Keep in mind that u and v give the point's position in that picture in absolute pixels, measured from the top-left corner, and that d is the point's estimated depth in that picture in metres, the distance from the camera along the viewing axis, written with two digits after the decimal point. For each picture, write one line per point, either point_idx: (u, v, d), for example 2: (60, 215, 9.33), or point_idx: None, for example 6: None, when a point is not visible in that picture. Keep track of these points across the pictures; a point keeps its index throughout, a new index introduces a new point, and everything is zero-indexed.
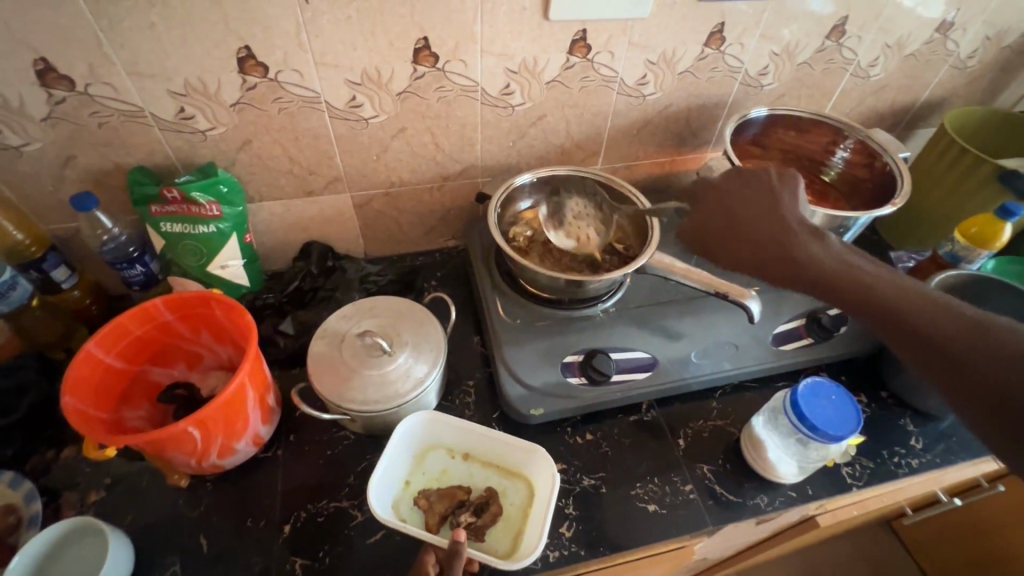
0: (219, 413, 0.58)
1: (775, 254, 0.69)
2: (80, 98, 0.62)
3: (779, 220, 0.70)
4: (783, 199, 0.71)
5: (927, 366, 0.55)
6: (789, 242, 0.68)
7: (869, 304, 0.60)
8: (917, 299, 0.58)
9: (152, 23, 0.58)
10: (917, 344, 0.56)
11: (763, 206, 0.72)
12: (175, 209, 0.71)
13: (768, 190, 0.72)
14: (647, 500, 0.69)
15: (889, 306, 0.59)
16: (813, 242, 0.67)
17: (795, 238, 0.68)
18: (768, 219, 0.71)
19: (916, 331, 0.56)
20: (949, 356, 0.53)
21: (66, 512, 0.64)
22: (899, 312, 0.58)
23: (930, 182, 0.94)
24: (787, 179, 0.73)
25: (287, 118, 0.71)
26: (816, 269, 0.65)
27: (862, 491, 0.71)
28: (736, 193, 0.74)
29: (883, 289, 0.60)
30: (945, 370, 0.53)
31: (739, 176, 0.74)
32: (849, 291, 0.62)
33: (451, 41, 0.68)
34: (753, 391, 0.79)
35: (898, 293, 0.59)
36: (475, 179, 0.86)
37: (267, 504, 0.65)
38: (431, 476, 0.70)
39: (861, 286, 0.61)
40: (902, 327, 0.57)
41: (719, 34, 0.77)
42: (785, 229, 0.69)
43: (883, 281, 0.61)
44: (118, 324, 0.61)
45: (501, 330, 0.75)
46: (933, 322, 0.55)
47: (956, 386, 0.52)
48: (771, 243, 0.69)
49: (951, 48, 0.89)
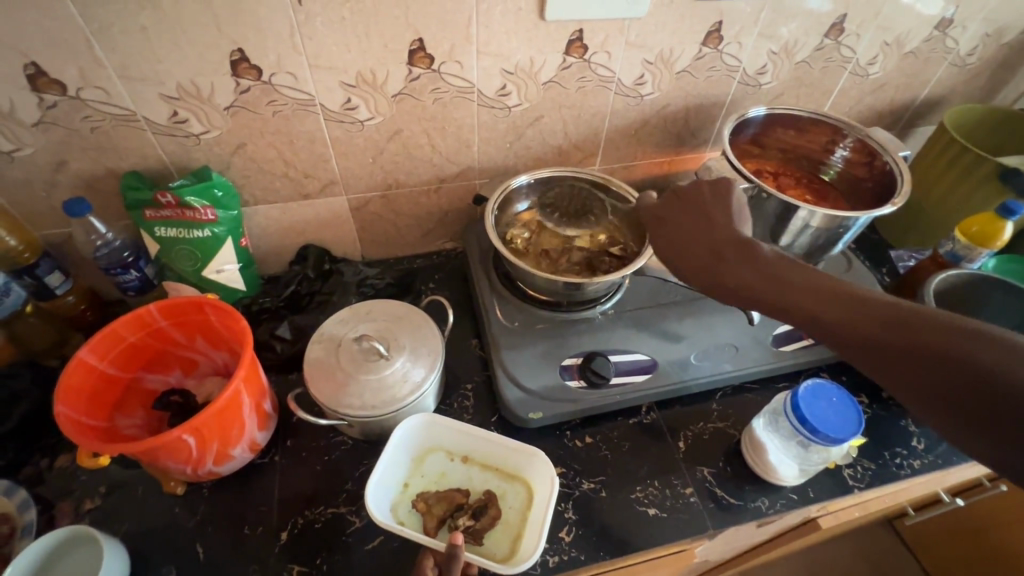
0: (213, 420, 0.57)
1: (706, 269, 0.61)
2: (71, 103, 0.62)
3: (706, 234, 0.62)
4: (712, 210, 0.63)
5: (886, 378, 0.47)
6: (717, 257, 0.60)
7: (811, 318, 0.52)
8: (860, 302, 0.50)
9: (143, 27, 0.58)
10: (870, 353, 0.48)
11: (695, 225, 0.64)
12: (169, 213, 0.70)
13: (699, 203, 0.65)
14: (647, 503, 0.68)
15: (829, 317, 0.51)
16: (740, 253, 0.59)
17: (720, 253, 0.60)
18: (698, 232, 0.63)
19: (865, 341, 0.48)
20: (909, 363, 0.45)
21: (61, 521, 0.63)
22: (841, 323, 0.50)
23: (930, 180, 0.93)
24: (717, 187, 0.65)
25: (281, 121, 0.70)
26: (746, 286, 0.57)
27: (863, 493, 0.71)
28: (674, 215, 0.66)
29: (816, 299, 0.52)
30: (906, 380, 0.45)
31: (677, 198, 0.67)
32: (785, 306, 0.54)
33: (446, 43, 0.68)
34: (753, 393, 0.79)
35: (838, 298, 0.51)
36: (472, 180, 0.86)
37: (264, 511, 0.65)
38: (430, 479, 0.69)
39: (795, 298, 0.53)
40: (851, 339, 0.49)
41: (717, 34, 0.76)
42: (717, 241, 0.61)
43: (818, 287, 0.53)
44: (112, 331, 0.61)
45: (499, 333, 0.74)
46: (876, 328, 0.48)
47: (923, 397, 0.44)
48: (700, 259, 0.61)
49: (950, 45, 0.88)
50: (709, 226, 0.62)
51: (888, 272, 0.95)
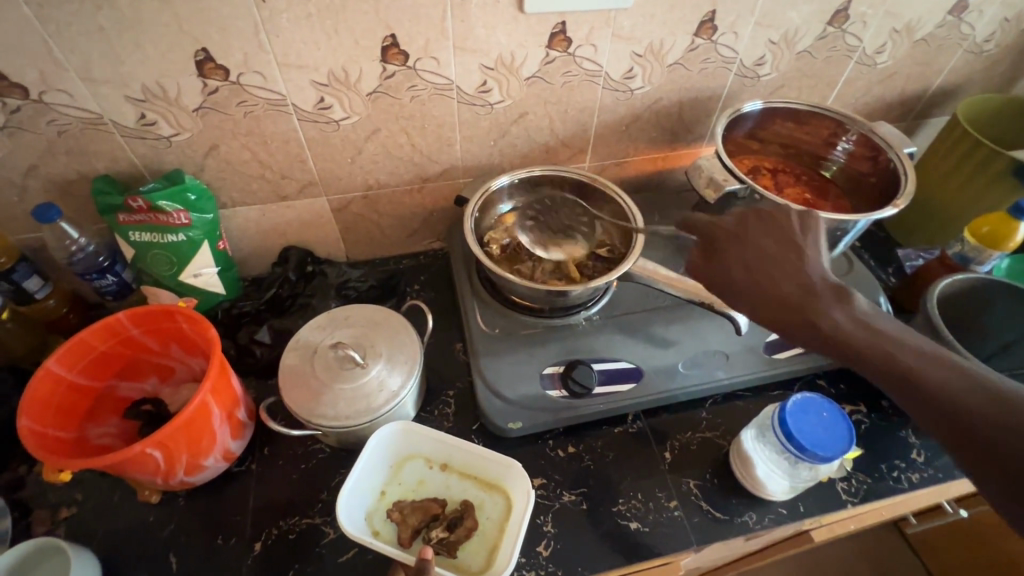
0: (180, 433, 0.56)
1: (786, 303, 0.54)
2: (35, 106, 0.60)
3: (796, 269, 0.56)
4: (806, 247, 0.58)
5: (967, 453, 0.43)
6: (807, 293, 0.54)
7: (898, 373, 0.48)
8: (948, 370, 0.47)
9: (102, 27, 0.56)
10: (953, 425, 0.44)
11: (734, 247, 0.60)
12: (142, 218, 0.69)
13: (789, 237, 0.59)
14: (630, 517, 0.66)
15: (926, 378, 0.46)
16: (833, 295, 0.53)
17: (812, 289, 0.54)
18: (783, 263, 0.57)
19: (954, 409, 0.44)
20: (998, 442, 0.42)
21: (37, 528, 0.63)
22: (932, 383, 0.46)
23: (940, 176, 0.88)
24: (809, 223, 0.60)
25: (253, 122, 0.68)
26: (830, 323, 0.52)
27: (857, 508, 0.68)
28: (753, 239, 0.60)
29: (909, 355, 0.48)
30: (993, 462, 0.41)
31: (761, 223, 0.61)
32: (872, 355, 0.50)
33: (421, 38, 0.65)
34: (745, 401, 0.76)
35: (927, 361, 0.48)
36: (456, 179, 0.83)
37: (238, 521, 0.64)
38: (407, 487, 0.68)
39: (885, 350, 0.49)
40: (936, 403, 0.45)
41: (710, 24, 0.72)
42: (802, 276, 0.55)
43: (909, 348, 0.49)
44: (80, 340, 0.60)
45: (480, 340, 0.72)
46: (973, 399, 0.44)
47: (961, 436, 0.44)
48: (781, 289, 0.55)
49: (966, 31, 0.83)
50: (802, 262, 0.56)
51: (894, 272, 0.91)
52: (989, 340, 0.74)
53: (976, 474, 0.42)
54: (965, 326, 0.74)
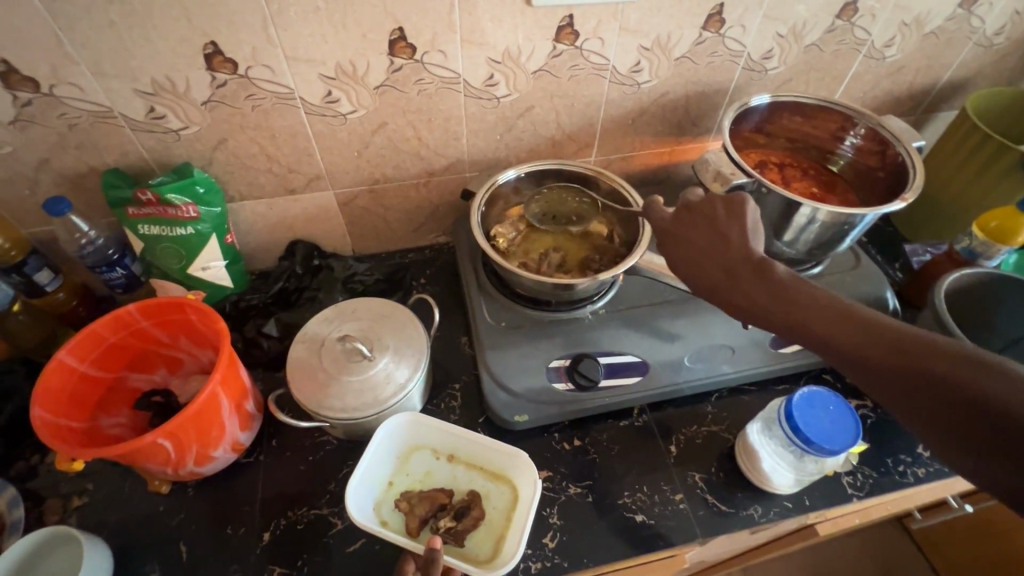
0: (190, 423, 0.57)
1: (718, 289, 0.57)
2: (46, 100, 0.61)
3: (722, 255, 0.57)
4: (728, 228, 0.58)
5: (893, 406, 0.43)
6: (732, 278, 0.55)
7: (819, 342, 0.48)
8: (863, 327, 0.46)
9: (112, 21, 0.56)
10: (873, 381, 0.45)
11: (684, 238, 0.61)
12: (151, 211, 0.69)
13: (713, 222, 0.59)
14: (635, 510, 0.66)
15: (842, 341, 0.47)
16: (753, 274, 0.54)
17: (734, 272, 0.56)
18: (710, 250, 0.58)
19: (871, 366, 0.45)
20: (913, 393, 0.42)
21: (49, 517, 0.64)
22: (847, 344, 0.46)
23: (948, 171, 0.88)
24: (732, 203, 0.59)
25: (261, 116, 0.68)
26: (754, 302, 0.54)
27: (862, 502, 0.68)
28: (683, 230, 0.62)
29: (830, 323, 0.48)
30: (913, 410, 0.42)
31: (685, 214, 0.62)
32: (794, 326, 0.50)
33: (428, 32, 0.65)
34: (751, 395, 0.76)
35: (843, 320, 0.48)
36: (462, 174, 0.83)
37: (247, 511, 0.65)
38: (415, 477, 0.68)
39: (803, 317, 0.50)
40: (854, 363, 0.46)
41: (718, 17, 0.72)
42: (728, 259, 0.57)
43: (826, 309, 0.49)
44: (91, 332, 0.60)
45: (486, 333, 0.72)
46: (883, 352, 0.44)
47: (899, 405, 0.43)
48: (712, 278, 0.57)
49: (976, 24, 0.82)
50: (723, 245, 0.57)
51: (901, 267, 0.90)
52: (998, 334, 0.74)
53: (908, 424, 0.43)
54: (973, 322, 0.74)
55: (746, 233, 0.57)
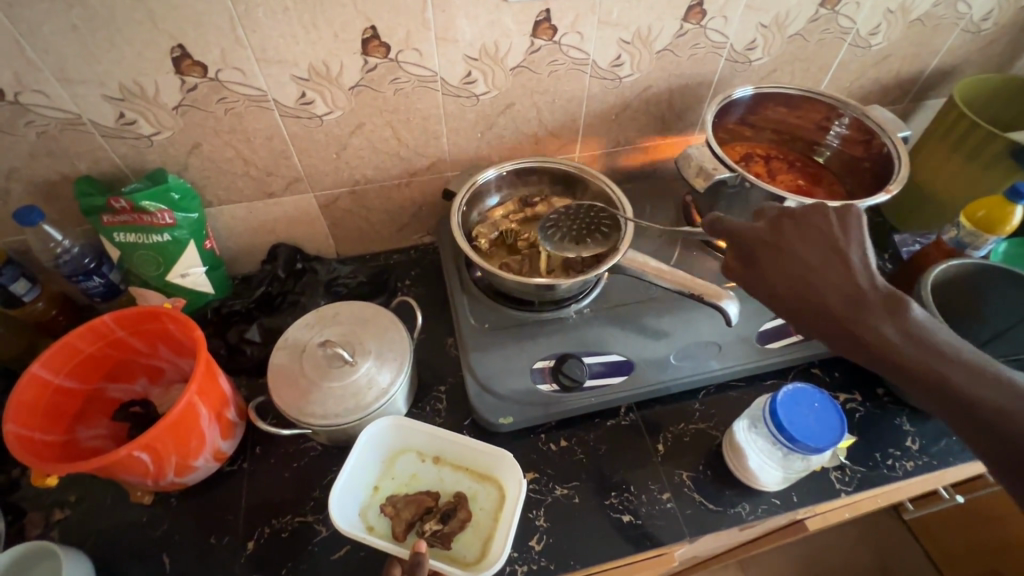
0: (168, 434, 0.56)
1: (832, 317, 0.52)
2: (12, 108, 0.59)
3: (841, 281, 0.52)
4: (850, 250, 0.54)
5: (1019, 479, 0.41)
6: (853, 304, 0.51)
7: (947, 394, 0.46)
8: (981, 381, 0.45)
9: (74, 25, 0.55)
10: (1007, 449, 0.42)
11: (796, 261, 0.55)
12: (126, 219, 0.68)
13: (830, 241, 0.55)
14: (622, 510, 0.66)
15: (982, 398, 0.44)
16: (884, 309, 0.50)
17: (862, 300, 0.51)
18: (828, 270, 0.53)
19: (1011, 434, 0.42)
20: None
21: (30, 531, 0.63)
22: (986, 404, 0.44)
23: (937, 160, 0.87)
24: (848, 222, 0.56)
25: (234, 119, 0.67)
26: (877, 335, 0.49)
27: (851, 496, 0.68)
28: (785, 251, 0.56)
29: (973, 379, 0.45)
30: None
31: (790, 228, 0.57)
32: (924, 372, 0.47)
33: (402, 30, 0.63)
34: (739, 391, 0.76)
35: (979, 378, 0.45)
36: (444, 173, 0.82)
37: (231, 520, 0.64)
38: (400, 481, 0.68)
39: (936, 364, 0.47)
40: (988, 428, 0.43)
41: (699, 8, 0.70)
42: (849, 287, 0.52)
43: (965, 366, 0.46)
44: (66, 344, 0.60)
45: (469, 336, 0.71)
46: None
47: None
48: (830, 302, 0.52)
49: (963, 10, 0.81)
50: (847, 270, 0.53)
51: (890, 258, 0.90)
52: (986, 324, 0.73)
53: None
54: (960, 312, 0.73)
55: (868, 260, 0.53)
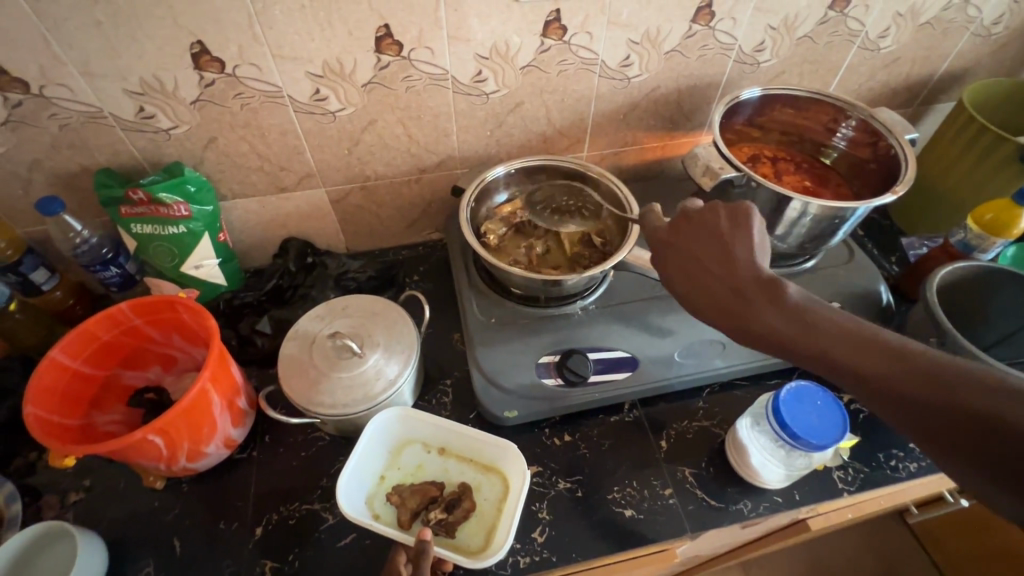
0: (180, 420, 0.57)
1: (727, 311, 0.53)
2: (37, 101, 0.61)
3: (729, 273, 0.54)
4: (735, 243, 0.55)
5: (922, 436, 0.41)
6: (740, 297, 0.52)
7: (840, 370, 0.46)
8: (869, 351, 0.45)
9: (98, 22, 0.56)
10: (904, 409, 0.42)
11: (698, 259, 0.56)
12: (143, 210, 0.70)
13: (717, 234, 0.56)
14: (625, 504, 0.67)
15: (873, 368, 0.44)
16: (766, 297, 0.51)
17: (745, 294, 0.52)
18: (713, 268, 0.55)
19: (902, 398, 0.42)
20: (948, 424, 0.39)
21: (46, 512, 0.65)
22: (875, 372, 0.43)
23: (945, 163, 0.87)
24: (735, 214, 0.56)
25: (250, 114, 0.68)
26: (765, 322, 0.50)
27: (853, 496, 0.68)
28: (682, 255, 0.58)
29: (857, 350, 0.45)
30: (948, 447, 0.39)
31: (686, 224, 0.59)
32: (812, 351, 0.47)
33: (415, 28, 0.65)
34: (743, 390, 0.76)
35: (866, 344, 0.45)
36: (453, 171, 0.83)
37: (240, 506, 0.66)
38: (406, 471, 0.69)
39: (822, 338, 0.47)
40: (885, 395, 0.43)
41: (707, 9, 0.71)
42: (738, 280, 0.53)
43: (850, 334, 0.46)
44: (84, 330, 0.61)
45: (475, 329, 0.72)
46: (919, 387, 0.41)
47: (929, 439, 0.40)
48: (721, 301, 0.53)
49: (973, 14, 0.81)
50: (730, 266, 0.54)
51: (897, 261, 0.90)
52: (993, 328, 0.73)
53: (940, 461, 0.40)
54: (965, 315, 0.73)
55: (753, 251, 0.54)
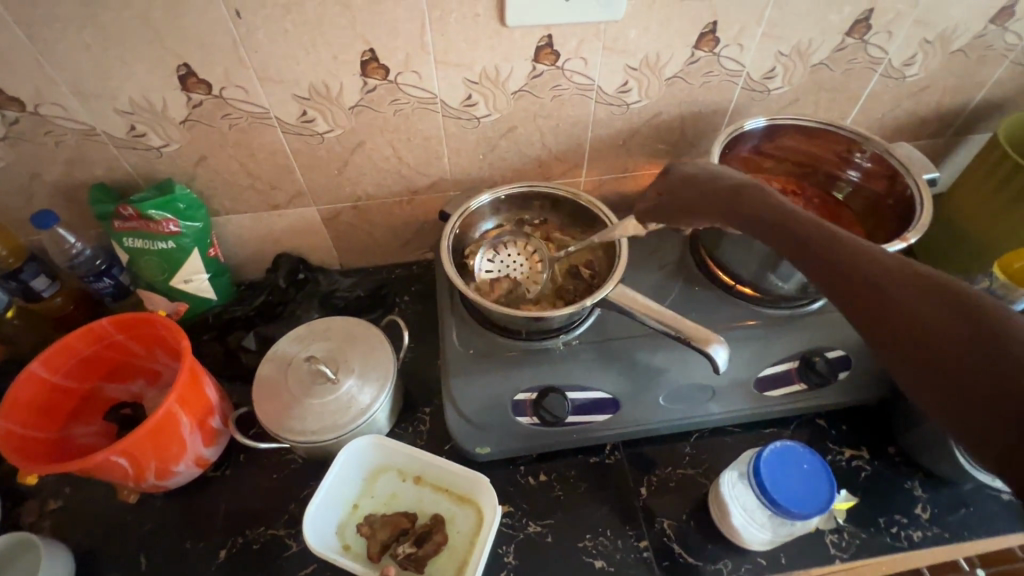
0: (146, 441, 0.57)
1: (742, 210, 0.56)
2: (33, 118, 0.63)
3: (741, 186, 0.57)
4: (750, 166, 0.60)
5: (887, 347, 0.42)
6: (754, 199, 0.55)
7: (841, 274, 0.46)
8: (872, 262, 0.45)
9: (87, 44, 0.57)
10: (881, 319, 0.42)
11: (718, 177, 0.60)
12: (134, 225, 0.71)
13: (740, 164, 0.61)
14: (596, 555, 0.63)
15: (872, 274, 0.44)
16: (770, 201, 0.54)
17: (762, 196, 0.55)
18: (735, 182, 0.58)
19: (889, 306, 0.42)
20: (915, 338, 0.40)
21: (25, 518, 0.67)
22: (876, 275, 0.43)
23: (976, 201, 0.80)
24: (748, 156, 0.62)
25: (239, 134, 0.69)
26: (786, 223, 0.52)
27: (846, 564, 0.63)
28: (690, 185, 0.61)
29: (862, 257, 0.45)
30: (919, 357, 0.39)
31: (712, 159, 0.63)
32: (819, 253, 0.48)
33: (401, 52, 0.63)
34: (734, 437, 0.72)
35: (881, 257, 0.44)
36: (445, 192, 0.82)
37: (207, 526, 0.66)
38: (380, 500, 0.67)
39: (838, 251, 0.47)
40: (876, 305, 0.43)
41: (711, 35, 0.68)
42: (735, 197, 0.57)
43: (881, 252, 0.45)
44: (64, 345, 0.62)
45: (452, 359, 0.69)
46: (919, 299, 0.41)
47: (906, 349, 0.40)
48: (735, 199, 0.57)
49: (1011, 41, 0.74)
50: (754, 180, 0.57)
51: None
52: None
53: (902, 371, 0.41)
54: None
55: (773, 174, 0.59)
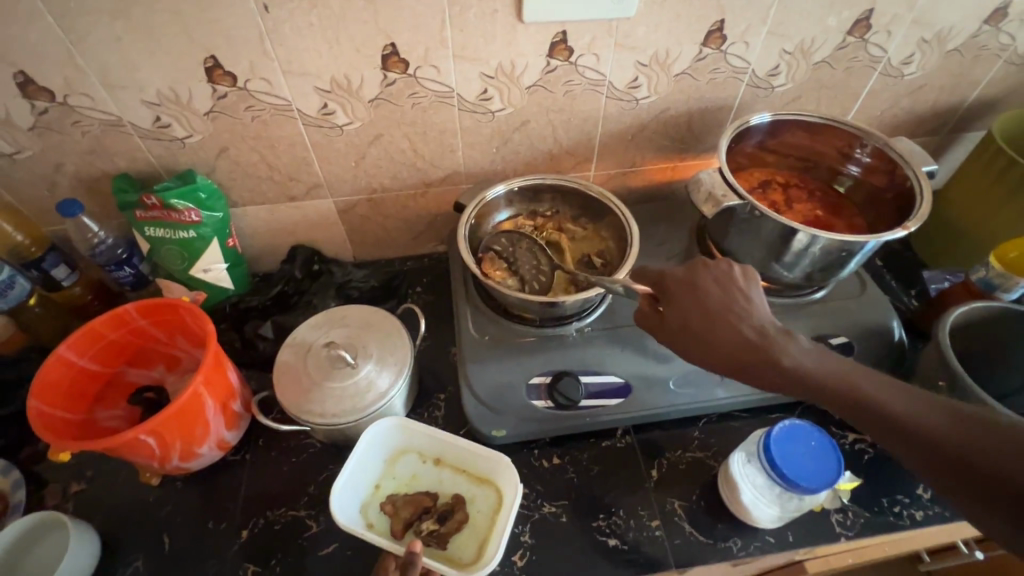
0: (173, 422, 0.59)
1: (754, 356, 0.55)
2: (61, 108, 0.64)
3: (741, 324, 0.56)
4: (741, 293, 0.59)
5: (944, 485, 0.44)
6: (761, 346, 0.55)
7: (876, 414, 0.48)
8: (902, 404, 0.48)
9: (118, 36, 0.59)
10: (931, 459, 0.45)
11: (709, 316, 0.58)
12: (156, 215, 0.72)
13: (728, 281, 0.60)
14: (609, 533, 0.65)
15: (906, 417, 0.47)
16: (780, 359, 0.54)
17: (768, 336, 0.55)
18: (730, 317, 0.57)
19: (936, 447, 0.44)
20: (969, 477, 0.42)
21: (48, 501, 0.68)
22: (910, 418, 0.46)
23: (972, 196, 0.83)
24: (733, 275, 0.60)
25: (260, 126, 0.70)
26: (804, 376, 0.52)
27: (851, 542, 0.65)
28: (685, 310, 0.59)
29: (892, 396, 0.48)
30: (980, 494, 0.42)
31: (689, 283, 0.61)
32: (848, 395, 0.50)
33: (421, 47, 0.65)
34: (741, 422, 0.74)
35: (910, 404, 0.47)
36: (459, 185, 0.84)
37: (229, 508, 0.67)
38: (401, 481, 0.68)
39: (858, 395, 0.50)
40: (920, 443, 0.45)
41: (718, 33, 0.70)
42: (747, 337, 0.56)
43: (919, 400, 0.48)
44: (90, 329, 0.64)
45: (468, 346, 0.72)
46: (961, 436, 0.44)
47: (963, 486, 0.43)
48: (741, 356, 0.55)
49: (1004, 41, 0.77)
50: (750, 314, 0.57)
51: (917, 295, 0.87)
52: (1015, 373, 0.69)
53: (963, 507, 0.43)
54: (983, 358, 0.70)
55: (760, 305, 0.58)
